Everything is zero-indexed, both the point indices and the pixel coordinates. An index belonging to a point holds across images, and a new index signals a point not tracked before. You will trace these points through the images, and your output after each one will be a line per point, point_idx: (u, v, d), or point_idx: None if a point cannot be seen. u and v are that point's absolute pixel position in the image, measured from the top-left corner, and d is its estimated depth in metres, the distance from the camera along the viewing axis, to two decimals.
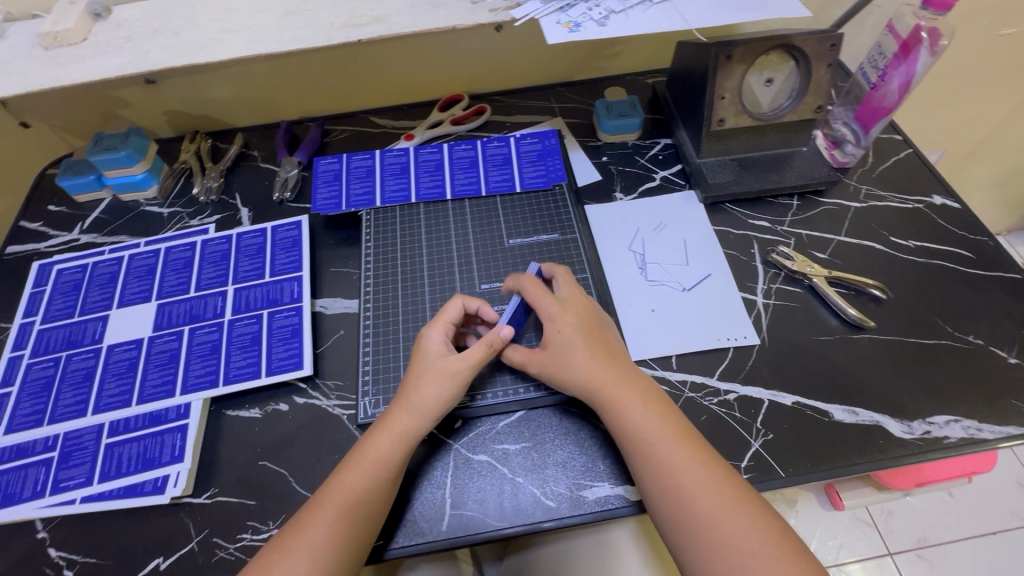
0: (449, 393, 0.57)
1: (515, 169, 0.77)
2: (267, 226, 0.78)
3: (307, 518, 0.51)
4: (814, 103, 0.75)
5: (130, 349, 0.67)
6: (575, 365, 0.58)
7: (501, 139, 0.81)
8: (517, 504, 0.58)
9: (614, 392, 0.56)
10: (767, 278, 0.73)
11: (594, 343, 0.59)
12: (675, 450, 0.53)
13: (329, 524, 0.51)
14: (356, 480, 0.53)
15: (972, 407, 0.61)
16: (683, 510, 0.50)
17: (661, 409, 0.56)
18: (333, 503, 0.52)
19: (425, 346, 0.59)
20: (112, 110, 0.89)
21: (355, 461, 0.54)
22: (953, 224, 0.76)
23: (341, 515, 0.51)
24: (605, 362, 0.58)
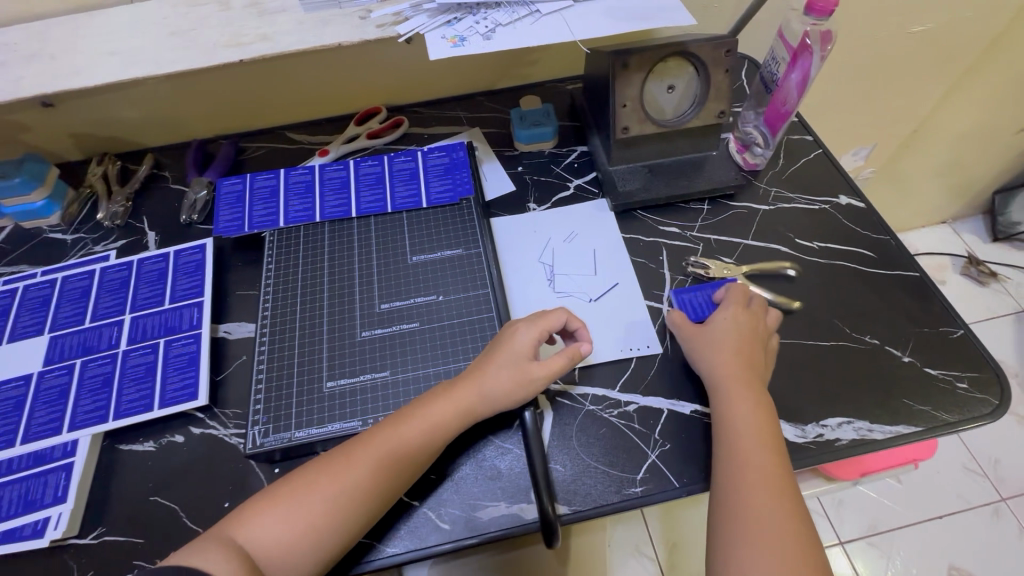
0: (512, 392, 0.58)
1: (423, 185, 0.77)
2: (169, 250, 0.76)
3: (356, 454, 0.54)
4: (717, 108, 0.75)
5: (18, 386, 0.65)
6: (709, 360, 0.61)
7: (409, 154, 0.81)
8: (411, 528, 0.57)
9: (730, 386, 0.59)
10: (674, 284, 0.73)
11: (727, 347, 0.61)
12: (756, 447, 0.54)
13: (371, 469, 0.53)
14: (405, 438, 0.55)
15: (865, 408, 0.62)
16: (738, 503, 0.51)
17: (760, 406, 0.57)
18: (381, 452, 0.54)
19: (520, 329, 0.61)
20: (12, 135, 0.86)
21: (416, 412, 0.57)
22: (857, 223, 0.77)
23: (382, 466, 0.54)
24: (736, 362, 0.60)
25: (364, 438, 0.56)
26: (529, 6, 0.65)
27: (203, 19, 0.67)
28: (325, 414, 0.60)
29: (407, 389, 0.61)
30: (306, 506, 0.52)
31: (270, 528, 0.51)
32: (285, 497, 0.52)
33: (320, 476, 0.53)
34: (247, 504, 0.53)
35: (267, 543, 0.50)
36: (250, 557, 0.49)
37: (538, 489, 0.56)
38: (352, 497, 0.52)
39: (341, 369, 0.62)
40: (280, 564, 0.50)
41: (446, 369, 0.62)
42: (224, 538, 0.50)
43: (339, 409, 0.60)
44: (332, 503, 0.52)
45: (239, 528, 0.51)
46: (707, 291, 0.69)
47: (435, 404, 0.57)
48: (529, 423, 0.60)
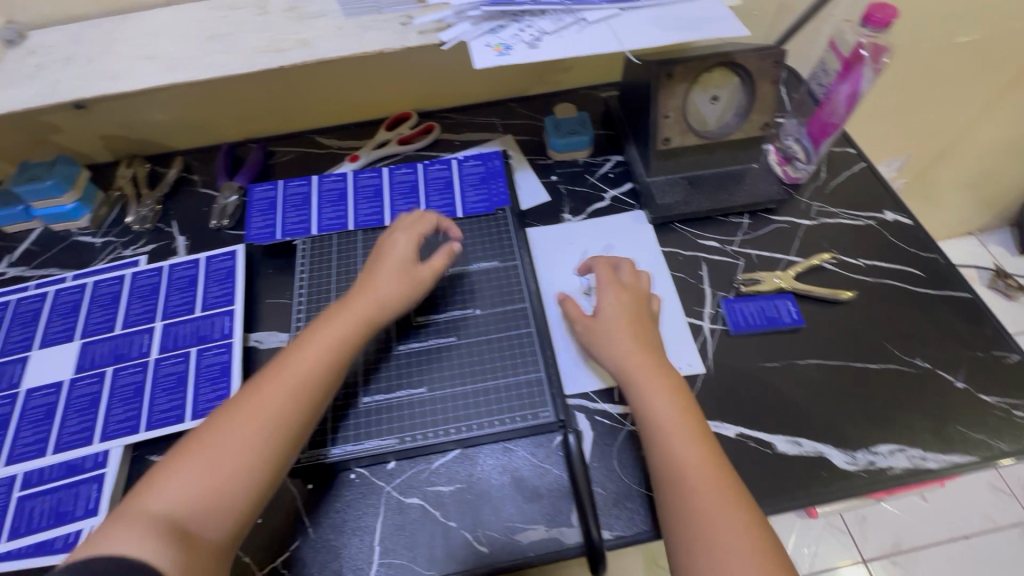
0: (403, 293, 0.61)
1: (457, 195, 0.76)
2: (200, 256, 0.75)
3: (266, 390, 0.53)
4: (761, 120, 0.73)
5: (49, 394, 0.64)
6: (611, 350, 0.60)
7: (443, 162, 0.80)
8: (448, 548, 0.55)
9: (647, 372, 0.57)
10: (714, 300, 0.71)
11: (625, 329, 0.60)
12: (684, 440, 0.53)
13: (285, 399, 0.53)
14: (312, 355, 0.56)
15: (917, 435, 0.60)
16: (683, 506, 0.49)
17: (674, 390, 0.56)
18: (285, 382, 0.54)
19: (399, 240, 0.64)
20: (43, 137, 0.85)
21: (308, 339, 0.57)
22: (903, 241, 0.75)
23: (297, 392, 0.54)
24: (640, 346, 0.59)
25: (265, 377, 0.55)
26: (575, 14, 0.64)
27: (241, 24, 0.66)
28: (359, 428, 0.60)
29: (444, 405, 0.61)
30: (216, 459, 0.50)
31: (188, 489, 0.48)
32: (194, 458, 0.50)
33: (227, 425, 0.51)
34: (152, 473, 0.49)
35: (183, 504, 0.47)
36: (173, 520, 0.46)
37: (583, 511, 0.55)
38: (267, 429, 0.51)
39: (375, 385, 0.62)
40: (211, 518, 0.47)
41: (482, 387, 0.62)
42: (136, 515, 0.46)
43: (376, 424, 0.60)
44: (248, 441, 0.51)
45: (149, 498, 0.47)
46: (759, 303, 0.69)
47: (331, 326, 0.58)
48: (573, 445, 0.58)
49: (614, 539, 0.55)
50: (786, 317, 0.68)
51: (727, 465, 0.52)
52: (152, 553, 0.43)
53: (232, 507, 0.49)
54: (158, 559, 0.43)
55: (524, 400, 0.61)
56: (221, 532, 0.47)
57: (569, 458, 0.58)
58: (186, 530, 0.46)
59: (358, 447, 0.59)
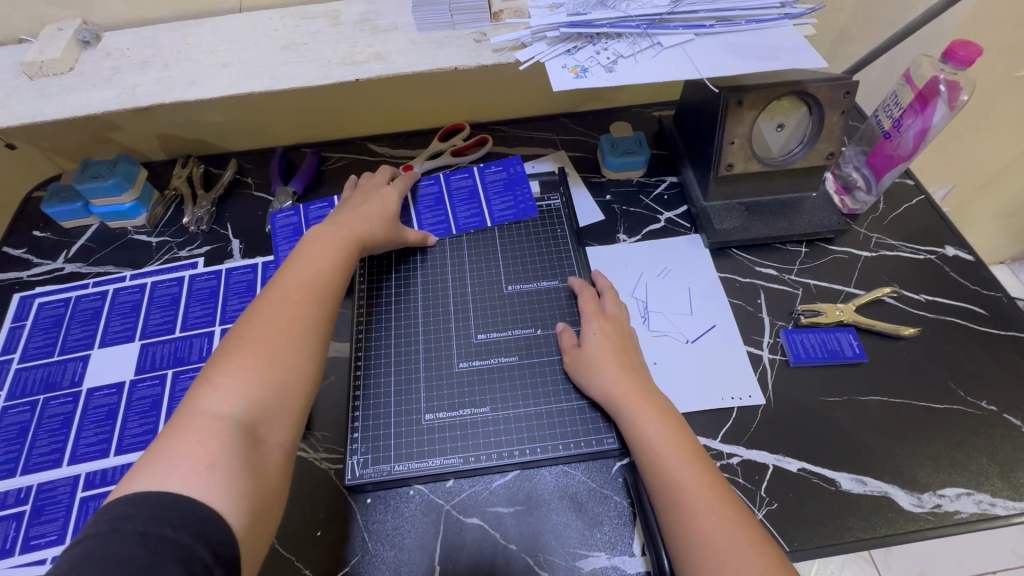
0: (388, 235, 0.69)
1: (484, 203, 0.78)
2: (258, 261, 0.76)
3: (282, 299, 0.55)
4: (827, 149, 0.72)
5: (111, 394, 0.65)
6: (599, 380, 0.59)
7: (466, 172, 0.81)
8: (509, 572, 0.55)
9: (634, 402, 0.56)
10: (773, 330, 0.70)
11: (614, 357, 0.60)
12: (677, 466, 0.51)
13: (314, 306, 0.56)
14: (322, 267, 0.60)
15: (984, 480, 0.59)
16: (688, 532, 0.48)
17: (660, 415, 0.55)
18: (301, 292, 0.57)
19: (387, 191, 0.73)
20: (103, 134, 0.86)
21: (309, 260, 0.60)
22: (964, 277, 0.74)
23: (317, 300, 0.57)
24: (626, 374, 0.59)
25: (281, 289, 0.57)
26: (650, 38, 0.63)
27: (315, 34, 0.67)
28: (423, 446, 0.60)
29: (506, 427, 0.61)
30: (262, 359, 0.50)
31: (244, 391, 0.48)
32: (240, 362, 0.49)
33: (256, 332, 0.52)
34: (194, 390, 0.48)
35: (243, 406, 0.47)
36: (241, 421, 0.46)
37: (655, 547, 0.54)
38: (307, 331, 0.54)
39: (436, 403, 0.62)
40: (273, 415, 0.49)
41: (546, 410, 0.62)
42: (199, 422, 0.45)
43: (440, 442, 0.60)
44: (289, 344, 0.52)
45: (202, 407, 0.46)
46: (820, 334, 0.69)
47: (327, 240, 0.63)
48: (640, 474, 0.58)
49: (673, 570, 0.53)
50: (849, 350, 0.67)
51: (722, 482, 0.51)
52: (226, 454, 0.44)
53: (290, 405, 0.50)
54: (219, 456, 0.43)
55: (587, 424, 0.61)
56: (285, 428, 0.49)
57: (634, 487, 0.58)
58: (255, 431, 0.47)
59: (421, 465, 0.59)
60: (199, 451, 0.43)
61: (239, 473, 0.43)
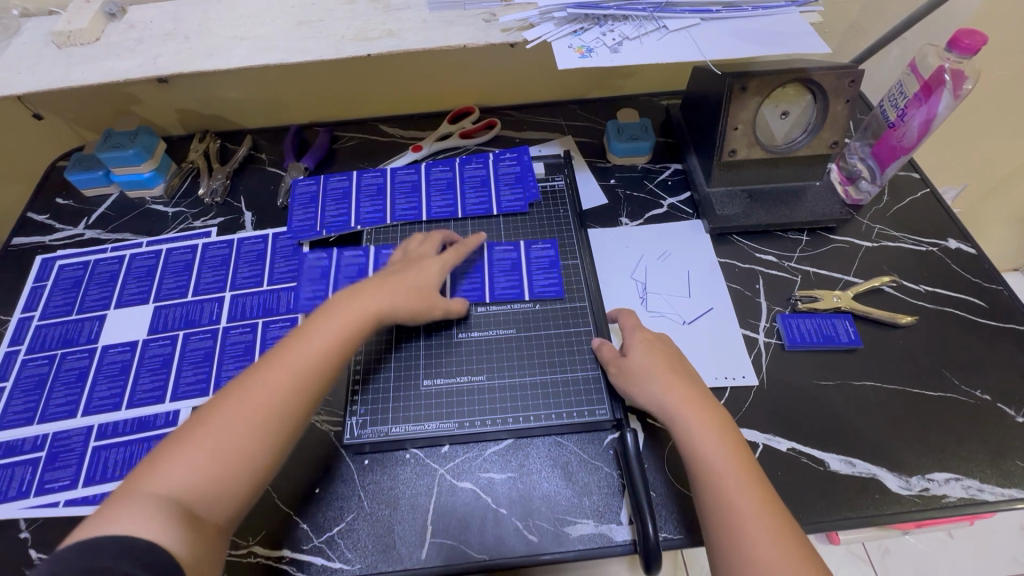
0: (418, 307, 0.61)
1: (525, 277, 0.70)
2: (268, 232, 0.78)
3: (280, 369, 0.52)
4: (830, 138, 0.73)
5: (124, 352, 0.67)
6: (651, 389, 0.57)
7: (511, 244, 0.73)
8: (498, 535, 0.57)
9: (689, 416, 0.54)
10: (769, 315, 0.71)
11: (664, 368, 0.58)
12: (733, 481, 0.50)
13: (291, 394, 0.51)
14: (319, 345, 0.54)
15: (974, 466, 0.59)
16: (745, 563, 0.46)
17: (715, 428, 0.53)
18: (286, 374, 0.52)
19: (428, 266, 0.64)
20: (125, 107, 0.89)
21: (316, 325, 0.55)
22: (966, 269, 0.74)
23: (295, 387, 0.52)
24: (679, 384, 0.57)
25: (285, 355, 0.53)
26: (656, 21, 0.64)
27: (330, 11, 0.69)
28: (426, 413, 0.61)
29: (501, 396, 0.62)
30: (223, 441, 0.48)
31: (194, 471, 0.46)
32: (217, 429, 0.48)
33: (227, 412, 0.49)
34: (154, 456, 0.47)
35: (195, 483, 0.46)
36: (182, 504, 0.45)
37: (642, 513, 0.54)
38: (280, 424, 0.50)
39: (438, 370, 0.64)
40: (217, 503, 0.46)
41: (541, 381, 0.63)
42: (139, 498, 0.44)
43: (443, 408, 0.62)
44: (251, 430, 0.49)
45: (154, 480, 0.45)
46: (816, 320, 0.69)
47: (340, 315, 0.56)
48: (630, 443, 0.58)
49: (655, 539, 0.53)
50: (844, 336, 0.68)
51: (774, 500, 0.49)
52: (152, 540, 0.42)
53: (238, 493, 0.47)
54: (160, 536, 0.42)
55: (581, 395, 0.62)
56: (226, 517, 0.47)
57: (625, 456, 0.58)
58: (193, 516, 0.45)
59: (418, 429, 0.60)
60: (131, 526, 0.42)
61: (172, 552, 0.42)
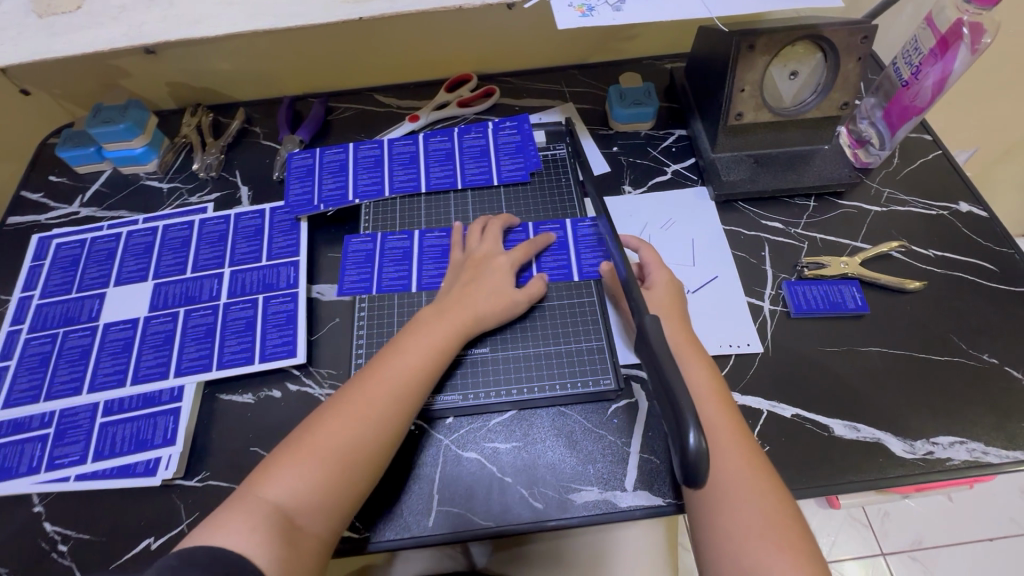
0: (501, 315, 0.62)
1: (572, 255, 0.69)
2: (265, 207, 0.77)
3: (370, 390, 0.55)
4: (841, 99, 0.70)
5: (126, 329, 0.67)
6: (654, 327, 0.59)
7: (555, 220, 0.72)
8: (504, 503, 0.57)
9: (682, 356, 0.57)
10: (775, 282, 0.70)
11: (674, 310, 0.61)
12: (716, 416, 0.53)
13: (384, 414, 0.54)
14: (411, 365, 0.57)
15: (978, 429, 0.59)
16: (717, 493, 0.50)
17: (707, 367, 0.56)
18: (378, 393, 0.55)
19: (500, 263, 0.65)
20: (113, 80, 0.87)
21: (411, 346, 0.58)
22: (977, 233, 0.73)
23: (389, 407, 0.55)
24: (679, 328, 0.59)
25: (373, 376, 0.56)
26: None
27: None
28: (460, 380, 0.62)
29: (505, 365, 0.62)
30: (324, 451, 0.51)
31: (297, 481, 0.50)
32: (312, 445, 0.52)
33: (326, 427, 0.53)
34: (264, 466, 0.51)
35: (294, 497, 0.49)
36: (286, 513, 0.48)
37: (678, 421, 0.37)
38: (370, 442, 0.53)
39: (480, 339, 0.64)
40: (316, 515, 0.49)
41: (546, 351, 0.63)
42: (250, 503, 0.48)
43: (470, 377, 0.62)
44: (348, 445, 0.52)
45: (265, 487, 0.49)
46: (823, 287, 0.68)
47: (431, 334, 0.59)
48: (652, 328, 0.44)
49: (704, 443, 0.36)
50: (851, 302, 0.67)
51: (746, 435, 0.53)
52: (258, 546, 0.45)
53: (335, 508, 0.50)
54: (259, 548, 0.45)
55: (585, 366, 0.62)
56: (325, 529, 0.49)
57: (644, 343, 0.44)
58: (294, 525, 0.48)
59: (446, 398, 0.61)
60: (244, 530, 0.46)
61: (270, 555, 0.45)
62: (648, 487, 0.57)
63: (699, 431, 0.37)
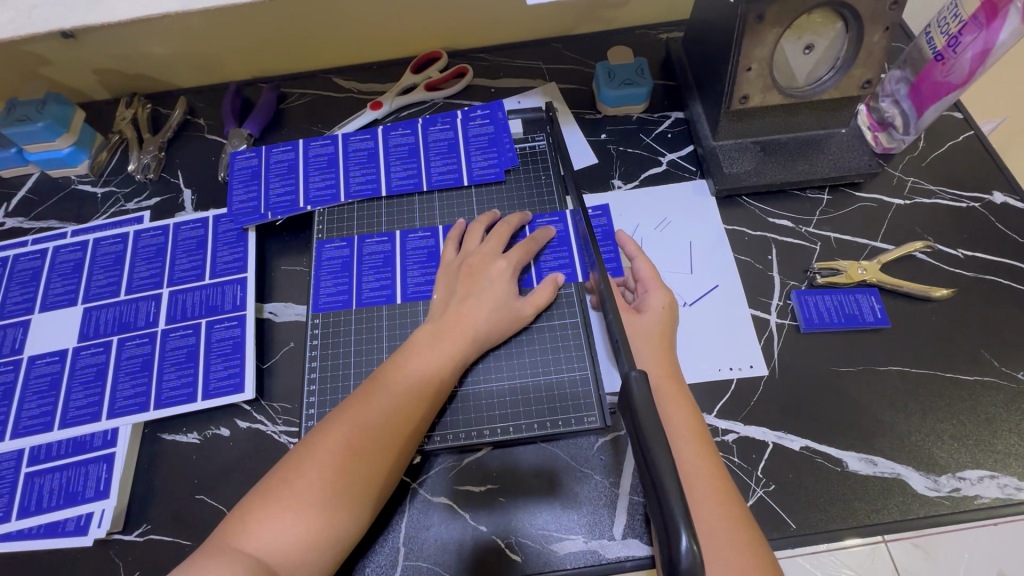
0: (504, 330, 0.55)
1: (575, 253, 0.61)
2: (208, 215, 0.68)
3: (367, 416, 0.48)
4: (863, 76, 0.60)
5: (54, 362, 0.60)
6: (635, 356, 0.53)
7: (554, 213, 0.64)
8: (478, 555, 0.51)
9: (665, 390, 0.51)
10: (783, 292, 0.62)
11: (659, 339, 0.54)
12: (698, 460, 0.47)
13: (379, 449, 0.47)
14: (411, 389, 0.50)
15: (1010, 460, 0.53)
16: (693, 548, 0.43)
17: (688, 406, 0.50)
18: (375, 420, 0.48)
19: (501, 270, 0.57)
20: (32, 69, 0.76)
21: (407, 369, 0.51)
22: (1013, 228, 0.64)
23: (387, 440, 0.47)
24: (665, 360, 0.53)
25: (369, 400, 0.49)
26: None
27: None
28: (441, 414, 0.55)
29: (480, 400, 0.55)
30: (313, 493, 0.44)
31: (281, 527, 0.43)
32: (300, 484, 0.44)
33: (314, 464, 0.45)
34: (243, 507, 0.44)
35: (280, 546, 0.42)
36: (267, 566, 0.41)
37: (669, 517, 0.31)
38: (367, 480, 0.46)
39: (469, 368, 0.56)
40: (301, 568, 0.43)
41: (522, 384, 0.56)
42: (231, 555, 0.41)
43: (460, 410, 0.55)
44: (340, 484, 0.45)
45: (243, 534, 0.43)
46: (837, 297, 0.60)
47: (430, 353, 0.52)
48: (637, 386, 0.37)
49: (697, 550, 0.30)
50: (869, 315, 0.59)
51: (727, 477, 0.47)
52: None
53: (323, 559, 0.43)
54: None
55: (569, 399, 0.55)
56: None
57: (626, 404, 0.38)
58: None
59: (433, 437, 0.54)
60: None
61: None
62: (638, 535, 0.51)
63: (691, 532, 0.31)
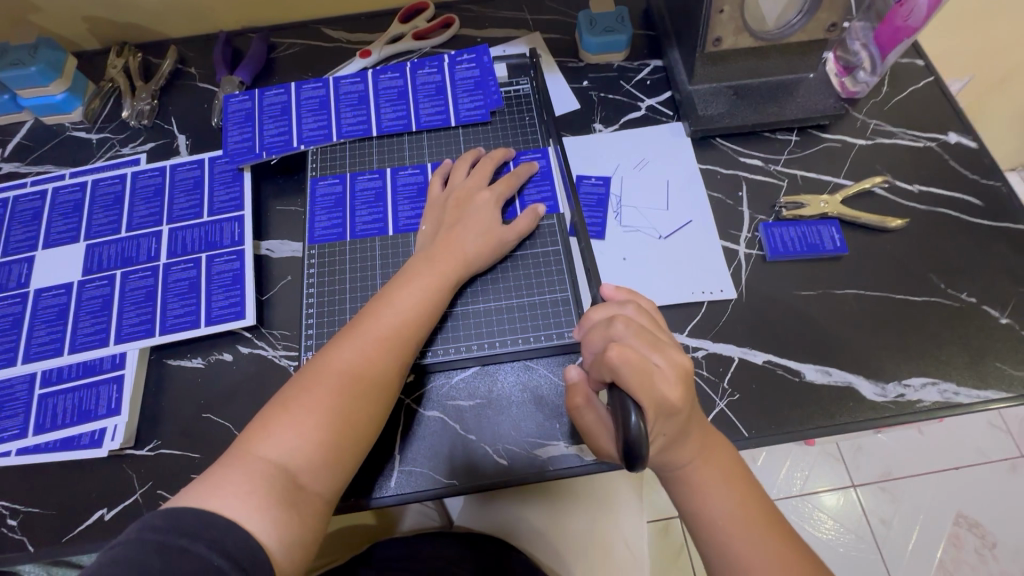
0: (492, 256, 0.59)
1: (557, 186, 0.65)
2: (204, 157, 0.70)
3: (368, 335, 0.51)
4: (828, 19, 0.63)
5: (59, 295, 0.63)
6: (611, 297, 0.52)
7: (537, 149, 0.67)
8: (468, 462, 0.56)
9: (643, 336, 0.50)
10: (751, 225, 0.66)
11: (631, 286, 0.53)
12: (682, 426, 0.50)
13: (382, 364, 0.51)
14: (407, 311, 0.53)
15: (952, 369, 0.58)
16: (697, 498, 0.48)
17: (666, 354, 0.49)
18: (376, 338, 0.51)
19: (486, 200, 0.60)
20: (21, 17, 0.77)
21: (402, 294, 0.54)
22: (965, 165, 0.69)
23: (387, 357, 0.51)
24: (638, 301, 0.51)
25: (368, 321, 0.52)
26: None
27: None
28: (438, 335, 0.59)
29: (469, 322, 0.59)
30: (324, 406, 0.48)
31: (298, 437, 0.46)
32: (310, 400, 0.48)
33: (322, 379, 0.49)
34: (257, 420, 0.48)
35: (298, 453, 0.46)
36: (287, 470, 0.45)
37: None
38: (371, 393, 0.50)
39: (460, 292, 0.60)
40: (321, 472, 0.46)
41: (508, 306, 0.60)
42: (252, 464, 0.45)
43: (452, 331, 0.59)
44: (350, 396, 0.48)
45: (261, 444, 0.46)
46: (801, 228, 0.65)
47: (425, 280, 0.55)
48: None
49: None
50: (829, 243, 0.64)
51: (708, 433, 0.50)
52: (259, 502, 0.42)
53: (339, 463, 0.47)
54: (266, 509, 0.42)
55: (551, 318, 0.59)
56: (330, 485, 0.47)
57: None
58: (298, 484, 0.45)
59: (426, 355, 0.58)
60: (241, 492, 0.42)
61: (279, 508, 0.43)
62: None
63: None
